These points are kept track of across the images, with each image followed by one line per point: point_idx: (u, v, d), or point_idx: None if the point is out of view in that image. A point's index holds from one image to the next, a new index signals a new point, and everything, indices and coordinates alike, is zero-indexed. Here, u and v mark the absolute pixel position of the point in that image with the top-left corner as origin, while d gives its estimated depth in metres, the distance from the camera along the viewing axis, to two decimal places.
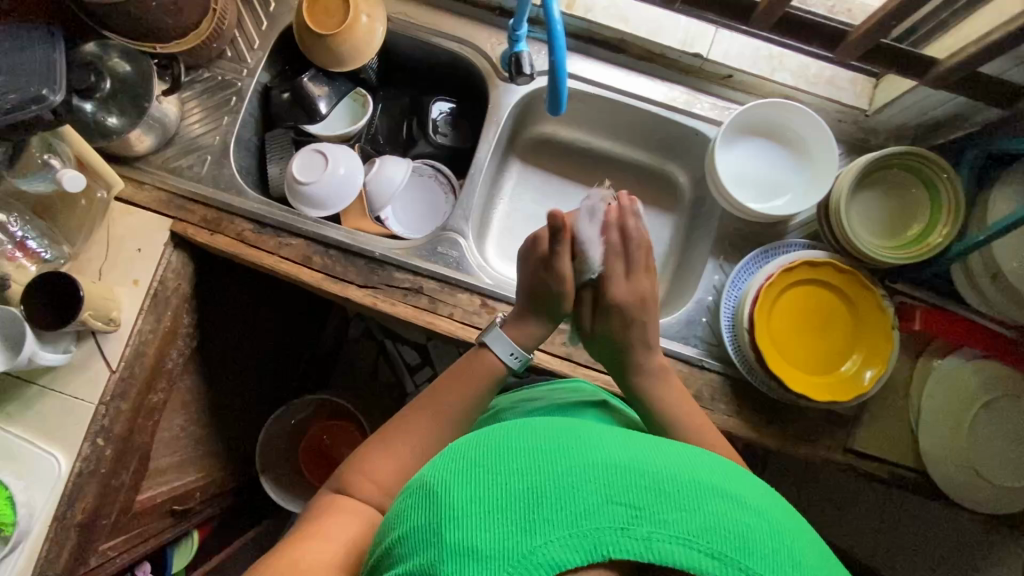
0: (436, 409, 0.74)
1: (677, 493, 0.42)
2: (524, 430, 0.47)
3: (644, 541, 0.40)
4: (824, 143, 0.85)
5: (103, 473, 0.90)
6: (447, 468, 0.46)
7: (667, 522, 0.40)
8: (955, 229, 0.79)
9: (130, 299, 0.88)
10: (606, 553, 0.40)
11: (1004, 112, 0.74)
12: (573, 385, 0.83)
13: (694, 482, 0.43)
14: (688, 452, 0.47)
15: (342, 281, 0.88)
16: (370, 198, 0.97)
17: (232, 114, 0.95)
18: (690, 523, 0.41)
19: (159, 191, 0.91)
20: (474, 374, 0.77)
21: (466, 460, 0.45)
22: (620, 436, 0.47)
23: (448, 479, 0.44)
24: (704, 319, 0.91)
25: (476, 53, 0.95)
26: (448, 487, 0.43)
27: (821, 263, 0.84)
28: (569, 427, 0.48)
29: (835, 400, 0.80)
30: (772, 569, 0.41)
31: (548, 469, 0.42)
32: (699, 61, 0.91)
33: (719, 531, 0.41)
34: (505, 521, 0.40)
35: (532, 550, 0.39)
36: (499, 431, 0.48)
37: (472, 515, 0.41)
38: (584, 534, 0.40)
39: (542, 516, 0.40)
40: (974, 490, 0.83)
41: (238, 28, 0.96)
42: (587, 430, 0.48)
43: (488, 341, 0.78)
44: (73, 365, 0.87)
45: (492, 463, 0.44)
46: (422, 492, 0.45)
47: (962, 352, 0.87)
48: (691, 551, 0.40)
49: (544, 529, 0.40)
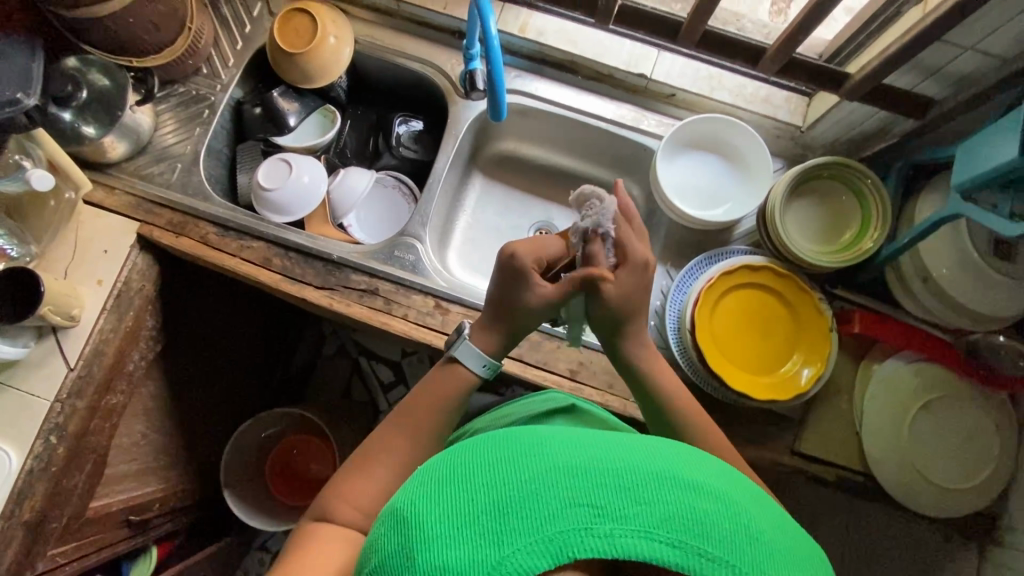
0: (405, 423, 0.71)
1: (638, 487, 0.40)
2: (488, 443, 0.45)
3: (608, 539, 0.38)
4: (759, 152, 0.91)
5: (55, 473, 0.89)
6: (415, 491, 0.44)
7: (630, 517, 0.38)
8: (884, 233, 0.83)
9: (93, 298, 0.90)
10: (572, 554, 0.37)
11: (918, 122, 0.79)
12: (543, 396, 0.83)
13: (654, 473, 0.41)
14: (648, 442, 0.45)
15: (300, 282, 0.91)
16: (333, 205, 1.01)
17: (204, 125, 1.00)
18: (652, 516, 0.38)
19: (129, 196, 0.95)
20: (445, 389, 0.73)
21: (433, 480, 0.44)
22: (582, 435, 0.45)
23: (416, 502, 0.42)
24: (651, 322, 0.94)
25: (437, 72, 1.02)
26: (416, 510, 0.42)
27: (760, 267, 0.87)
28: (532, 431, 0.46)
29: (776, 398, 0.82)
30: (734, 554, 0.38)
31: (512, 477, 0.41)
32: (644, 80, 0.97)
33: (679, 520, 0.38)
34: (471, 536, 0.38)
35: (500, 561, 0.37)
36: (465, 446, 0.46)
37: (443, 535, 0.39)
38: (549, 538, 0.38)
39: (508, 525, 0.38)
40: (915, 491, 0.84)
41: (214, 47, 1.03)
42: (550, 431, 0.46)
43: (457, 353, 0.74)
44: (31, 362, 0.88)
45: (458, 479, 0.42)
46: (394, 518, 0.43)
47: (902, 356, 0.88)
48: (655, 544, 0.38)
49: (511, 537, 0.38)
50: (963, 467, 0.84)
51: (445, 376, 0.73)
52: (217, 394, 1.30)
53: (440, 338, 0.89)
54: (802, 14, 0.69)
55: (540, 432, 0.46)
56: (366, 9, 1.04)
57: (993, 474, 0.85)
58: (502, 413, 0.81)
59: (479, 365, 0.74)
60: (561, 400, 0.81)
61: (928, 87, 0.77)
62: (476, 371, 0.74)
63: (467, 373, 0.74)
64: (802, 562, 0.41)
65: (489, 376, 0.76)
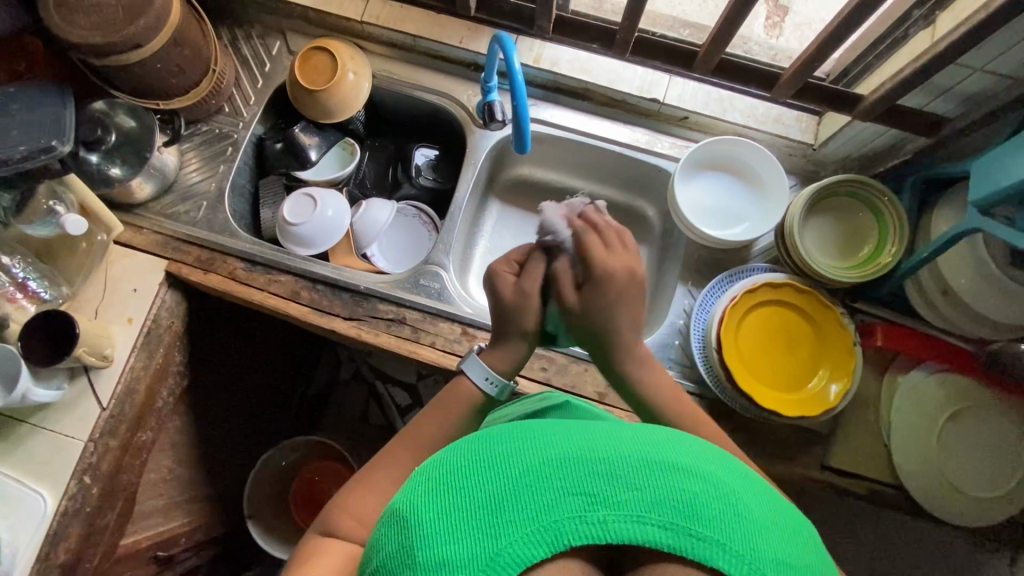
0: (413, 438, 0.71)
1: (629, 474, 0.41)
2: (482, 437, 0.46)
3: (601, 525, 0.39)
4: (774, 169, 0.93)
5: (88, 513, 0.90)
6: (412, 490, 0.45)
7: (621, 503, 0.40)
8: (902, 247, 0.85)
9: (123, 337, 0.91)
10: (568, 542, 0.39)
11: (930, 140, 0.82)
12: (544, 395, 0.83)
13: (644, 459, 0.42)
14: (639, 429, 0.46)
15: (327, 314, 0.92)
16: (357, 236, 1.03)
17: (228, 162, 1.02)
18: (642, 500, 0.40)
19: (156, 235, 0.96)
20: (448, 406, 0.73)
21: (429, 478, 0.44)
22: (571, 425, 0.46)
23: (414, 499, 0.43)
24: (677, 341, 0.95)
25: (454, 103, 1.04)
26: (414, 509, 0.42)
27: (781, 284, 0.89)
28: (523, 424, 0.47)
29: (805, 414, 0.83)
30: (725, 533, 0.39)
31: (505, 471, 0.42)
32: (657, 105, 1.00)
33: (670, 503, 0.40)
34: (470, 531, 0.40)
35: (498, 553, 0.39)
36: (460, 443, 0.47)
37: (441, 532, 0.40)
38: (544, 527, 0.39)
39: (504, 518, 0.40)
40: (944, 500, 0.85)
41: (236, 86, 1.05)
42: (541, 424, 0.47)
43: (464, 367, 0.74)
44: (65, 403, 0.89)
45: (453, 477, 0.43)
46: (393, 517, 0.44)
47: (926, 367, 0.89)
48: (646, 527, 0.39)
49: (507, 530, 0.39)
50: (990, 474, 0.86)
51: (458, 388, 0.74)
52: (239, 426, 1.30)
53: None
54: (816, 43, 0.72)
55: (534, 425, 0.47)
56: (382, 44, 1.06)
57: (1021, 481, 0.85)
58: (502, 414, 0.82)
59: (482, 383, 0.73)
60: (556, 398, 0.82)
61: (938, 106, 0.79)
62: (481, 387, 0.74)
63: (471, 386, 0.74)
64: (792, 536, 0.42)
65: (498, 395, 0.75)
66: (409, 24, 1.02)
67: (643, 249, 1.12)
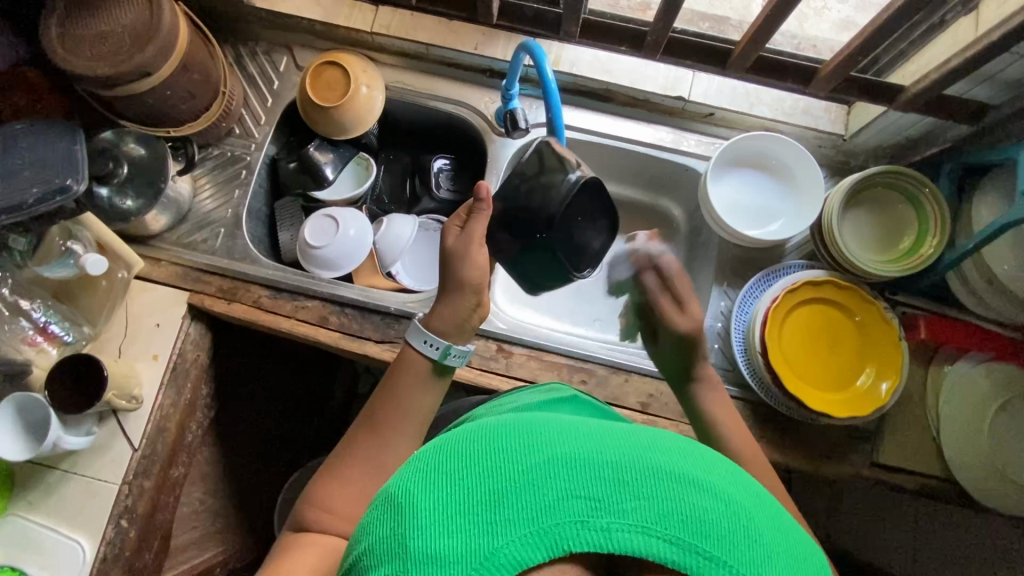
0: (379, 422, 0.69)
1: (638, 481, 0.39)
2: (486, 429, 0.44)
3: (605, 532, 0.37)
4: (807, 164, 0.91)
5: (127, 557, 0.88)
6: (408, 474, 0.42)
7: (626, 511, 0.38)
8: (944, 240, 0.83)
9: (150, 375, 0.89)
10: (568, 548, 0.37)
11: (971, 128, 0.80)
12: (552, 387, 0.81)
13: (654, 467, 0.40)
14: (651, 435, 0.44)
15: (358, 338, 0.90)
16: (381, 256, 0.99)
17: (243, 186, 0.99)
18: (649, 511, 0.38)
19: (175, 266, 0.93)
20: (406, 380, 0.71)
21: (427, 463, 0.42)
22: (581, 426, 0.44)
23: (409, 484, 0.41)
24: (716, 345, 0.93)
25: (472, 112, 1.01)
26: (409, 494, 0.40)
27: (823, 281, 0.87)
28: (531, 419, 0.45)
29: (856, 415, 0.81)
30: (735, 556, 0.37)
31: (508, 465, 0.40)
32: (682, 103, 0.97)
33: (678, 517, 0.38)
34: (465, 524, 0.38)
35: (493, 551, 0.37)
36: (462, 432, 0.45)
37: (435, 523, 0.38)
38: (544, 530, 0.37)
39: (502, 516, 0.37)
40: (998, 491, 0.83)
41: (245, 106, 1.02)
42: (550, 421, 0.44)
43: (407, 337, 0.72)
44: (96, 447, 0.87)
45: (452, 466, 0.41)
46: (386, 501, 0.42)
47: (971, 357, 0.87)
48: (651, 539, 0.37)
49: (505, 528, 0.37)
50: None
51: (406, 360, 0.72)
52: (267, 450, 1.28)
53: (505, 382, 0.89)
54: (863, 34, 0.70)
55: (543, 420, 0.45)
56: (393, 54, 1.03)
57: None
58: (499, 402, 0.79)
59: (420, 349, 0.71)
60: (562, 391, 0.79)
61: (980, 93, 0.77)
62: (425, 353, 0.71)
63: (417, 352, 0.72)
64: (802, 559, 0.39)
65: (443, 359, 0.71)
66: (422, 33, 0.99)
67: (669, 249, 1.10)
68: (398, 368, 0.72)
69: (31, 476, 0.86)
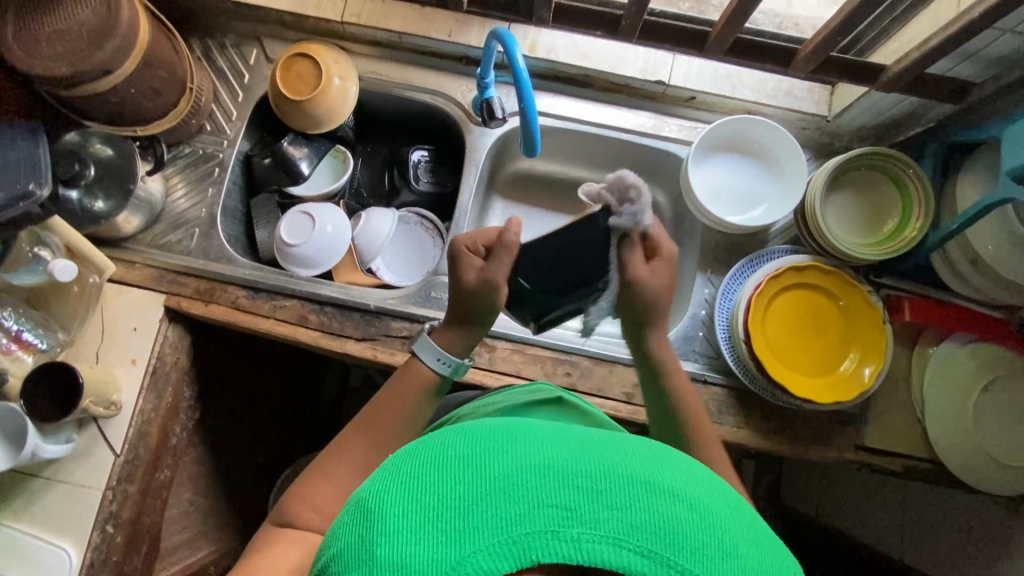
0: (371, 432, 0.69)
1: (611, 490, 0.38)
2: (460, 433, 0.43)
3: (575, 543, 0.36)
4: (790, 147, 0.90)
5: (116, 561, 0.87)
6: (380, 479, 0.42)
7: (598, 522, 0.36)
8: (928, 220, 0.82)
9: (129, 379, 0.88)
10: (536, 558, 0.36)
11: (955, 107, 0.79)
12: (534, 386, 0.82)
13: (628, 476, 0.39)
14: (627, 442, 0.43)
15: (339, 336, 0.89)
16: (359, 252, 0.98)
17: (216, 184, 0.97)
18: (622, 522, 0.37)
19: (150, 268, 0.92)
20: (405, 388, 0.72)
21: (400, 469, 0.41)
22: (558, 431, 0.43)
23: (380, 490, 0.40)
24: (700, 333, 0.92)
25: (449, 101, 0.99)
26: (378, 499, 0.40)
27: (807, 267, 0.86)
28: (508, 423, 0.44)
29: (839, 399, 0.81)
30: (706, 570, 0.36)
31: (478, 472, 0.39)
32: (662, 87, 0.95)
33: (650, 527, 0.37)
34: (434, 532, 0.37)
35: (461, 561, 0.36)
36: (437, 435, 0.44)
37: (404, 531, 0.37)
38: (513, 539, 0.36)
39: (471, 524, 0.36)
40: (989, 473, 0.82)
41: (215, 101, 0.99)
42: (525, 426, 0.43)
43: (415, 350, 0.73)
44: (77, 454, 0.86)
45: (423, 471, 0.40)
46: (357, 507, 0.41)
47: (956, 338, 0.87)
48: (622, 552, 0.36)
49: (474, 537, 0.36)
50: None
51: (409, 369, 0.73)
52: (256, 448, 1.27)
53: (489, 377, 0.88)
54: (847, 8, 0.68)
55: (518, 426, 0.44)
56: (365, 43, 1.00)
57: None
58: (488, 401, 0.79)
59: (435, 366, 0.73)
60: (547, 391, 0.80)
61: (963, 71, 0.76)
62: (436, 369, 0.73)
63: (426, 369, 0.73)
64: (774, 570, 0.39)
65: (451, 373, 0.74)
66: (393, 21, 0.96)
67: None
68: (402, 377, 0.73)
69: (13, 485, 0.85)
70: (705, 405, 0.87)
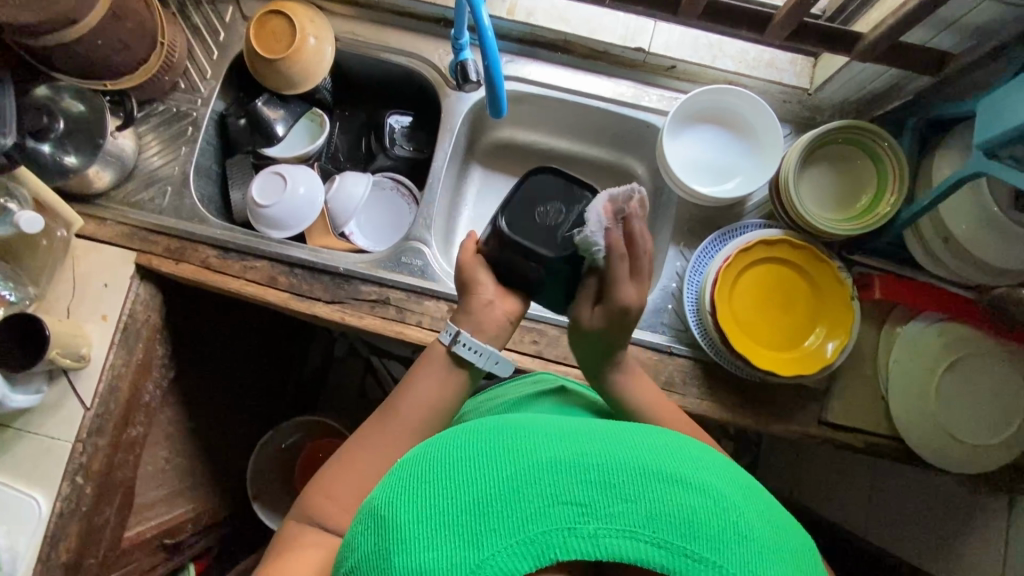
0: (387, 419, 0.71)
1: (624, 484, 0.41)
2: (469, 437, 0.46)
3: (592, 538, 0.39)
4: (768, 119, 0.89)
5: (86, 511, 0.89)
6: (394, 486, 0.45)
7: (612, 516, 0.40)
8: (901, 196, 0.81)
9: (99, 334, 0.88)
10: (554, 556, 0.39)
11: (933, 79, 0.77)
12: (538, 377, 0.84)
13: (639, 468, 0.42)
14: (635, 435, 0.46)
15: (308, 298, 0.89)
16: (332, 215, 0.98)
17: (190, 143, 0.96)
18: (635, 515, 0.40)
19: (121, 226, 0.92)
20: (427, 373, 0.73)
21: (412, 476, 0.45)
22: (564, 428, 0.46)
23: (394, 499, 0.43)
24: (670, 305, 0.91)
25: (426, 65, 0.97)
26: (393, 508, 0.43)
27: (776, 241, 0.85)
28: (515, 424, 0.47)
29: (801, 373, 0.81)
30: (720, 554, 0.40)
31: (493, 475, 0.42)
32: (642, 55, 0.94)
33: (664, 518, 0.40)
34: (452, 537, 0.40)
35: (481, 563, 0.39)
36: (446, 441, 0.47)
37: (422, 537, 0.40)
38: (532, 538, 0.39)
39: (489, 527, 0.40)
40: (946, 450, 0.83)
41: (190, 59, 0.98)
42: (531, 426, 0.47)
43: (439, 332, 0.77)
44: (47, 406, 0.87)
45: (436, 477, 0.43)
46: (374, 516, 0.44)
47: (924, 317, 0.87)
48: (638, 544, 0.39)
49: (493, 539, 0.39)
50: (995, 425, 0.83)
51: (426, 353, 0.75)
52: (236, 410, 1.28)
53: None
54: None
55: (525, 426, 0.47)
56: (343, 4, 0.99)
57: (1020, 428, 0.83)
58: (492, 397, 0.84)
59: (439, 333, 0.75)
60: (551, 381, 0.83)
61: (943, 41, 0.74)
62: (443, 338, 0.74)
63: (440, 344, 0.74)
64: (789, 553, 0.42)
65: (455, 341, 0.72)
66: None
67: None
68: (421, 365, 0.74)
69: None
70: (670, 377, 0.87)
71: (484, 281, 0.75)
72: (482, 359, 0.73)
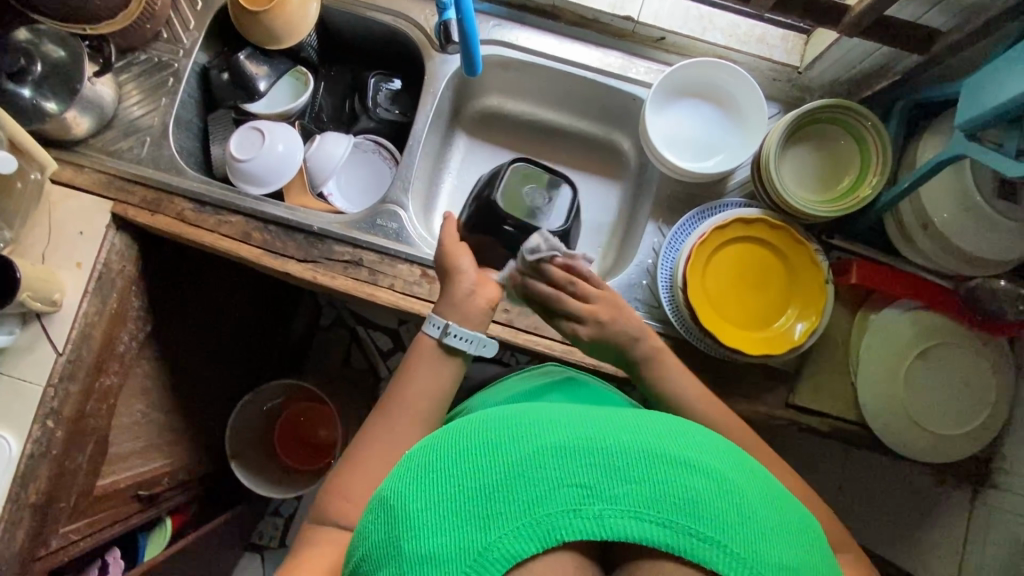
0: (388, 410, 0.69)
1: (628, 466, 0.41)
2: (473, 425, 0.47)
3: (599, 519, 0.40)
4: (755, 97, 0.87)
5: (57, 455, 0.90)
6: (400, 476, 0.45)
7: (617, 498, 0.40)
8: (884, 178, 0.79)
9: (73, 281, 0.89)
10: (561, 537, 0.39)
11: (921, 58, 0.75)
12: (544, 368, 0.85)
13: (642, 452, 0.42)
14: (638, 420, 0.46)
15: (281, 256, 0.89)
16: (310, 174, 0.98)
17: (170, 95, 0.95)
18: (641, 496, 0.40)
19: (98, 173, 0.92)
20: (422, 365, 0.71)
21: (417, 466, 0.45)
22: (567, 413, 0.47)
23: (400, 489, 0.44)
24: (644, 281, 0.90)
25: (411, 25, 0.96)
26: (400, 497, 0.43)
27: (754, 220, 0.84)
28: (517, 410, 0.47)
29: (768, 353, 0.80)
30: (727, 534, 0.40)
31: (497, 460, 0.42)
32: (631, 24, 0.92)
33: (668, 499, 0.40)
34: (458, 524, 0.40)
35: (486, 547, 0.39)
36: (450, 429, 0.48)
37: (428, 524, 0.40)
38: (538, 521, 0.40)
39: (494, 510, 0.40)
40: (910, 437, 0.82)
41: (173, 9, 0.97)
42: (533, 411, 0.47)
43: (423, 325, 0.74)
44: (20, 348, 0.88)
45: (441, 465, 0.43)
46: (381, 504, 0.45)
47: (899, 305, 0.86)
48: (644, 525, 0.40)
49: (498, 522, 0.40)
50: (960, 415, 0.83)
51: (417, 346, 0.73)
52: (218, 368, 1.29)
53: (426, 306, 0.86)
54: None
55: (528, 411, 0.47)
56: None
57: (986, 419, 0.83)
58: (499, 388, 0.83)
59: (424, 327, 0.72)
60: (558, 372, 0.82)
61: (933, 18, 0.73)
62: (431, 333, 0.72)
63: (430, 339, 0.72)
64: (795, 534, 0.42)
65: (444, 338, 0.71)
66: None
67: (617, 186, 1.07)
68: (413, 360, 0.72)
69: None
70: None
71: (465, 268, 0.75)
72: (472, 347, 0.72)
